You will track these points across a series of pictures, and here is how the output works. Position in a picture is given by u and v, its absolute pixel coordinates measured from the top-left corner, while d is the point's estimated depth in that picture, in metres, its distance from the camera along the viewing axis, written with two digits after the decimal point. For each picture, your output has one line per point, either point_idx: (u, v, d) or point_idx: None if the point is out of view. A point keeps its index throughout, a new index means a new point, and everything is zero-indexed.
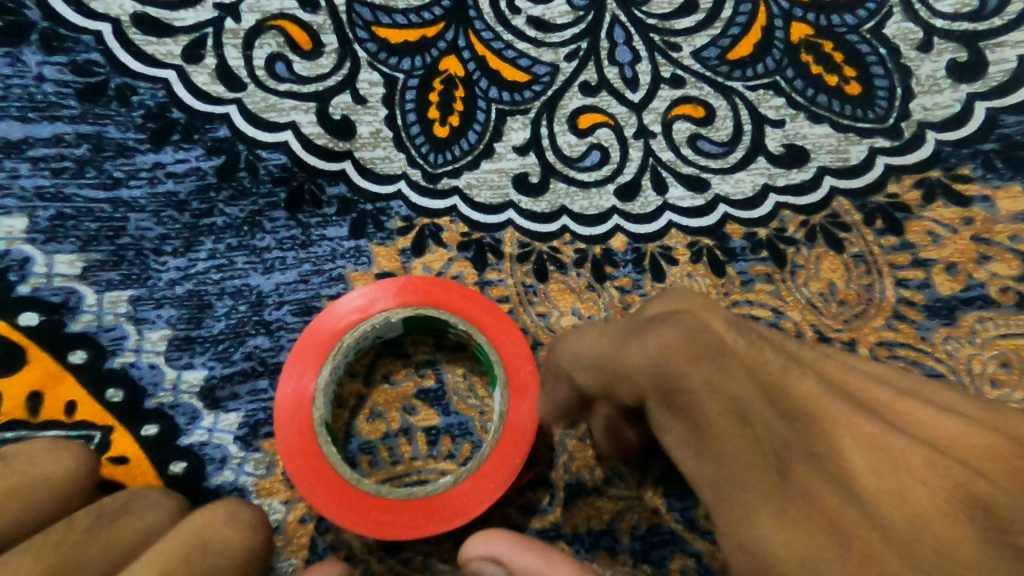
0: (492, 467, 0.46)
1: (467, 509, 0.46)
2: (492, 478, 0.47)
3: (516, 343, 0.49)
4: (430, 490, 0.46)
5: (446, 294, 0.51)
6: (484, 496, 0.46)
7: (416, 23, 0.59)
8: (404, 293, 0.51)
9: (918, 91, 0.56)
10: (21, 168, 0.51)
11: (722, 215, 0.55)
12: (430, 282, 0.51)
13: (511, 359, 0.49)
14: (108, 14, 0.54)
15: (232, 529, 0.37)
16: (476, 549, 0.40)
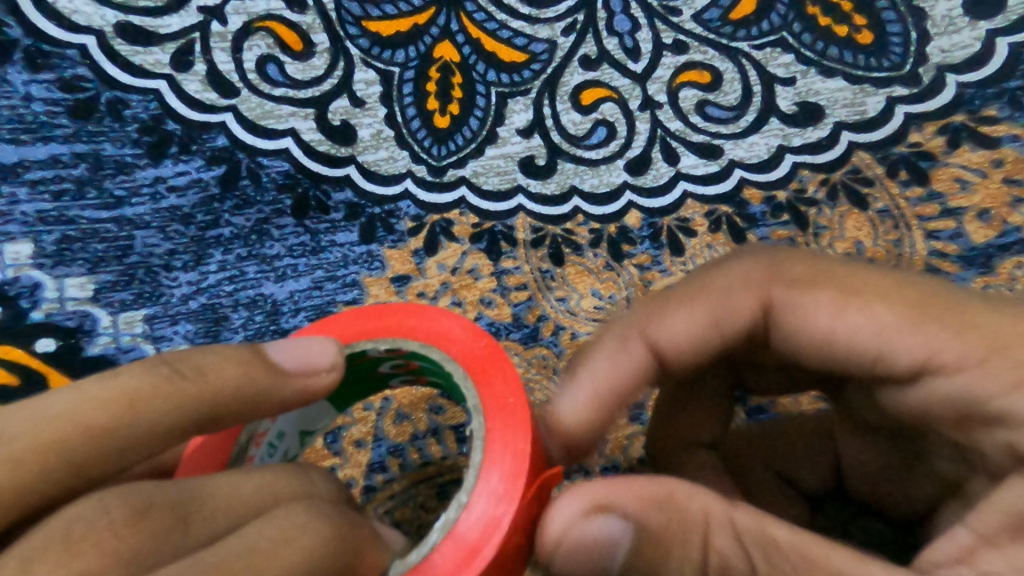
0: (497, 471, 0.35)
1: (493, 540, 0.33)
2: (506, 480, 0.35)
3: (466, 341, 0.38)
4: (423, 549, 0.34)
5: (348, 321, 0.39)
6: (509, 514, 0.34)
7: (407, 11, 0.57)
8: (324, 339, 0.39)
9: (933, 33, 0.54)
10: (21, 193, 0.50)
11: (738, 181, 0.54)
12: (345, 321, 0.39)
13: (452, 345, 0.38)
14: (91, 26, 0.53)
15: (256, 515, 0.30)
16: (578, 505, 0.35)
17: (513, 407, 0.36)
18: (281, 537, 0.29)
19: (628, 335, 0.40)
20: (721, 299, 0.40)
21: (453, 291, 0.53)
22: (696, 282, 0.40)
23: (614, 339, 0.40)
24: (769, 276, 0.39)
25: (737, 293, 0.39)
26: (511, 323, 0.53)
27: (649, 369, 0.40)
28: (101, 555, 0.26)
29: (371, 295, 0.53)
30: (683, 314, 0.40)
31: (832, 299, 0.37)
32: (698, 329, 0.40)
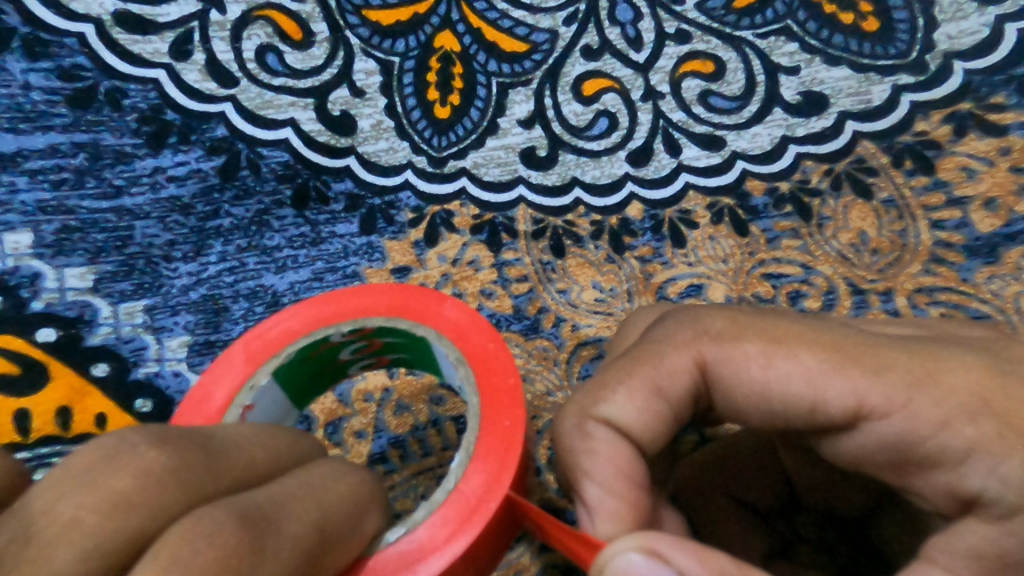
0: (491, 414, 0.37)
1: (505, 470, 0.36)
2: (504, 424, 0.37)
3: (418, 296, 0.41)
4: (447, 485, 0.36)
5: (318, 308, 0.41)
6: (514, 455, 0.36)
7: (407, 1, 0.57)
8: (257, 347, 0.40)
9: (940, 20, 0.54)
10: (20, 182, 0.50)
11: (741, 172, 0.54)
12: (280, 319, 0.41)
13: (412, 312, 0.41)
14: (90, 15, 0.52)
15: (259, 460, 0.30)
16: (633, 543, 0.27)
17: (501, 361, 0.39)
18: (316, 484, 0.31)
19: (584, 428, 0.33)
20: (655, 366, 0.33)
21: (453, 282, 0.53)
22: (609, 367, 0.34)
23: (579, 444, 0.33)
24: (697, 331, 0.34)
25: (665, 358, 0.33)
26: (512, 315, 0.52)
27: (630, 453, 0.33)
28: (129, 476, 0.23)
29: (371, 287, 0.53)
30: (625, 395, 0.33)
31: (761, 349, 0.32)
32: (645, 402, 0.33)
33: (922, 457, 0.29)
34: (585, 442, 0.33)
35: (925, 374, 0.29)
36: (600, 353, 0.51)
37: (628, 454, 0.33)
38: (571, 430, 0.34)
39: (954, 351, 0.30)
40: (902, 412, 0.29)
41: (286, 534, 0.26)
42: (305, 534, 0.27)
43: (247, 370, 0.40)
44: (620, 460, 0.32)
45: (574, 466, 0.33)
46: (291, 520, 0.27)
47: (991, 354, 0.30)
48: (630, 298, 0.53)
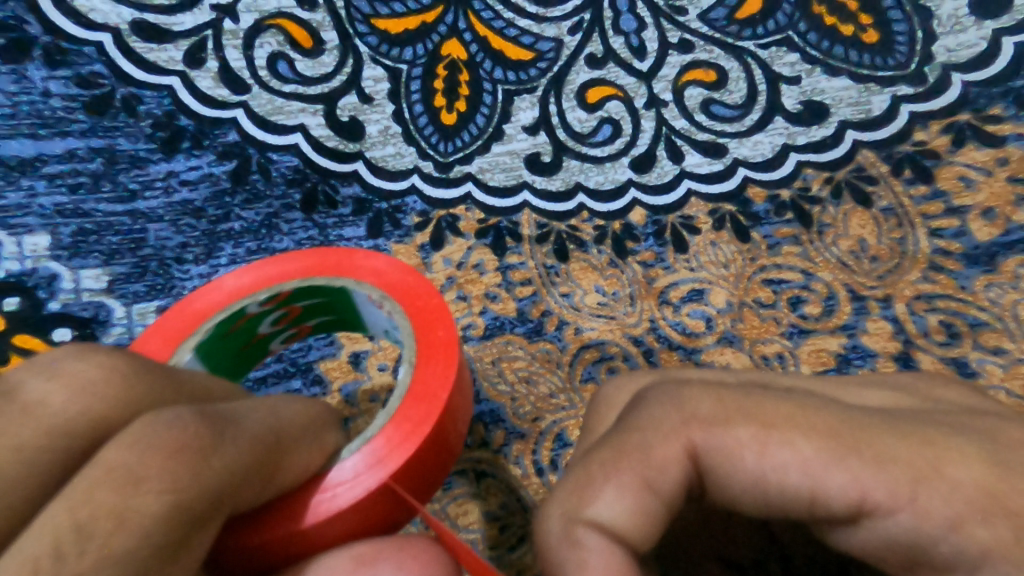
0: (424, 349, 0.42)
1: (437, 394, 0.40)
2: (436, 359, 0.41)
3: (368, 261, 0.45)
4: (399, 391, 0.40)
5: (252, 273, 0.46)
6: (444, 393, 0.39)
7: (415, 9, 0.58)
8: (213, 295, 0.46)
9: (940, 32, 0.54)
10: (38, 186, 0.51)
11: (742, 179, 0.55)
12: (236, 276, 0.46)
13: (359, 271, 0.45)
14: (108, 24, 0.54)
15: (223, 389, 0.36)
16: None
17: (430, 308, 0.43)
18: (272, 403, 0.35)
19: (574, 536, 0.27)
20: (643, 456, 0.28)
21: (458, 285, 0.54)
22: (591, 459, 0.29)
23: (569, 554, 0.27)
24: (683, 415, 0.29)
25: (655, 444, 0.29)
26: (516, 318, 0.53)
27: (626, 563, 0.26)
28: (103, 382, 0.29)
29: None
30: (613, 492, 0.28)
31: (752, 434, 0.28)
32: (633, 503, 0.28)
33: (933, 558, 0.25)
34: (576, 551, 0.27)
35: (927, 463, 0.26)
36: (602, 356, 0.52)
37: (628, 563, 0.26)
38: (558, 538, 0.28)
39: (972, 429, 0.27)
40: (907, 508, 0.25)
41: (250, 424, 0.32)
42: (264, 432, 0.32)
43: (190, 324, 0.45)
44: (618, 572, 0.26)
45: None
46: (252, 419, 0.32)
47: (990, 439, 0.27)
48: (632, 302, 0.53)
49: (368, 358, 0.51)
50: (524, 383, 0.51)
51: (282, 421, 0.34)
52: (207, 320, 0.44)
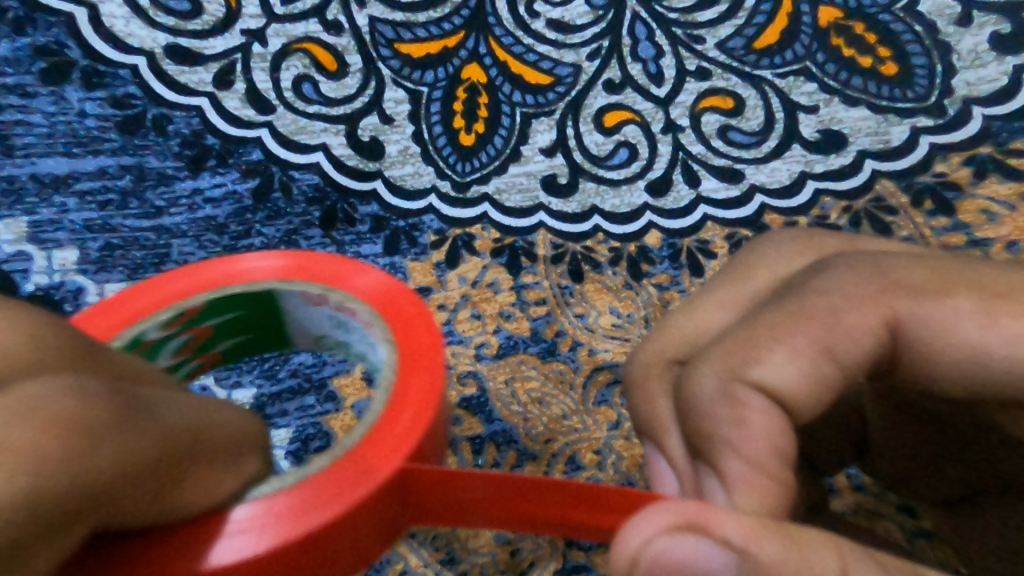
0: (405, 364, 0.37)
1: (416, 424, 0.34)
2: (412, 377, 0.36)
3: (343, 264, 0.42)
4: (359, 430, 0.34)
5: (181, 279, 0.41)
6: (437, 360, 0.37)
7: (437, 34, 0.60)
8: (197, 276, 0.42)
9: (959, 67, 0.55)
10: (70, 203, 0.53)
11: (760, 205, 0.55)
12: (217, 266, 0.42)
13: (345, 282, 0.41)
14: (143, 48, 0.55)
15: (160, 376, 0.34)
16: (659, 526, 0.22)
17: (394, 295, 0.40)
18: (207, 405, 0.32)
19: (734, 395, 0.28)
20: (832, 323, 0.28)
21: (473, 304, 0.54)
22: (763, 319, 0.30)
23: (724, 410, 0.29)
24: (883, 283, 0.29)
25: (845, 313, 0.29)
26: (530, 338, 0.53)
27: (783, 417, 0.28)
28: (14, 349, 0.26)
29: None
30: (784, 353, 0.28)
31: (976, 308, 0.27)
32: (810, 364, 0.28)
33: None
34: (733, 408, 0.28)
35: None
36: (616, 379, 0.52)
37: (782, 423, 0.28)
38: (713, 393, 0.29)
39: None
40: None
41: (166, 407, 0.29)
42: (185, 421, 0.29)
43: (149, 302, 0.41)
44: (774, 431, 0.28)
45: (713, 431, 0.29)
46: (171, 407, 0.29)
47: None
48: (647, 325, 0.53)
49: None
50: (536, 404, 0.51)
51: (210, 421, 0.31)
52: (133, 328, 0.40)
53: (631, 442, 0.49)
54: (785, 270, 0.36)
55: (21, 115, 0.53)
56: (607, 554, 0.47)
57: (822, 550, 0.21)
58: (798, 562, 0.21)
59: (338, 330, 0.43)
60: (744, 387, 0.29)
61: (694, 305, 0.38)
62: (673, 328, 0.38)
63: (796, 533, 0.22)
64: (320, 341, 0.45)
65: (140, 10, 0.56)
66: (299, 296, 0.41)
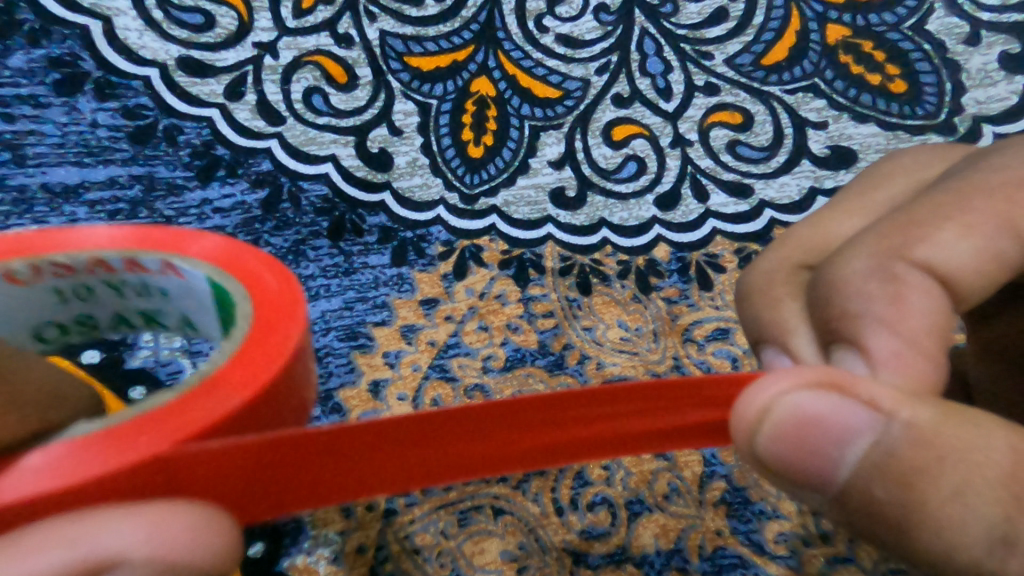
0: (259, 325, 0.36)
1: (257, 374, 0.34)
2: (273, 322, 0.36)
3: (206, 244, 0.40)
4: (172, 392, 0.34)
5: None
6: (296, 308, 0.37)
7: (447, 48, 0.60)
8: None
9: (968, 85, 0.55)
10: (79, 212, 0.52)
11: (768, 221, 0.55)
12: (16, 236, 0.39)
13: (232, 264, 0.39)
14: (156, 60, 0.56)
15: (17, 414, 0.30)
16: (795, 382, 0.27)
17: (241, 250, 0.40)
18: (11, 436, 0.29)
19: (900, 271, 0.34)
20: (1012, 201, 0.34)
21: (480, 315, 0.54)
22: (923, 207, 0.35)
23: (884, 286, 0.33)
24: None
25: (1015, 192, 0.34)
26: (537, 350, 0.53)
27: (942, 297, 0.33)
28: None
29: (400, 317, 0.53)
30: (954, 233, 0.34)
31: None
32: (982, 242, 0.33)
33: None
34: (892, 285, 0.33)
35: None
36: None
37: (942, 305, 0.33)
38: (868, 272, 0.34)
39: None
40: None
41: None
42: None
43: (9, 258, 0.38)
44: (932, 308, 0.33)
45: (867, 311, 0.33)
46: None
47: None
48: (656, 338, 0.53)
49: (388, 387, 0.51)
50: None
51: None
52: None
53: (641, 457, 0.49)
54: (921, 176, 0.41)
55: (32, 125, 0.53)
56: (615, 573, 0.46)
57: (992, 431, 0.26)
58: (953, 424, 0.26)
59: (103, 295, 0.41)
60: (904, 263, 0.34)
61: (824, 217, 0.42)
62: (801, 236, 0.41)
63: (955, 412, 0.27)
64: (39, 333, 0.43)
65: (154, 23, 0.57)
66: (96, 265, 0.39)
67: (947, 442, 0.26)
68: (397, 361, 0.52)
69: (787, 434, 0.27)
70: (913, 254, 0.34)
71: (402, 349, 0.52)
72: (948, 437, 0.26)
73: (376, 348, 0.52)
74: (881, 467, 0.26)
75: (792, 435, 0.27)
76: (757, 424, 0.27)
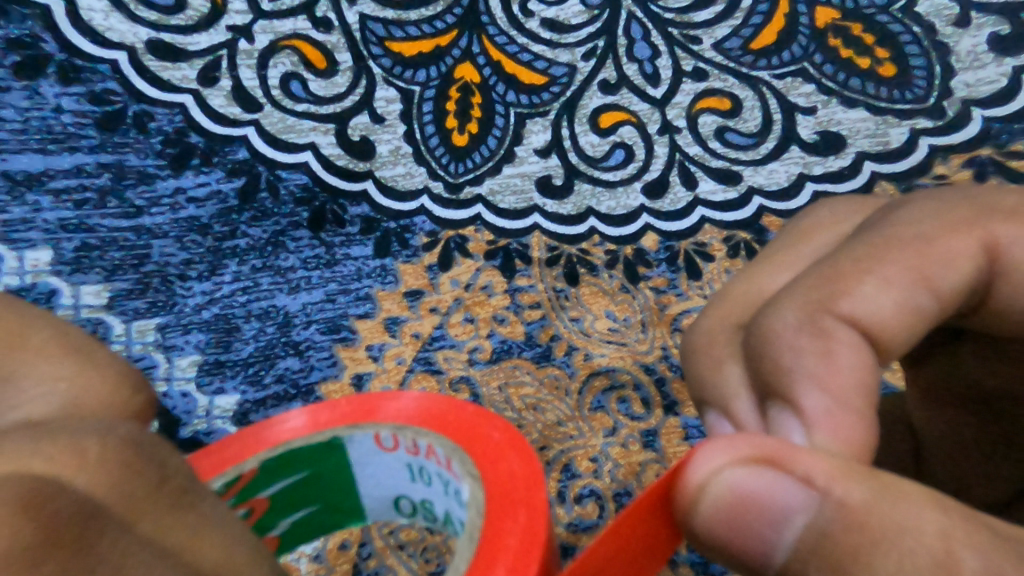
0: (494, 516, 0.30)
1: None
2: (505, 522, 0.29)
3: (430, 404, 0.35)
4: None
5: (208, 455, 0.35)
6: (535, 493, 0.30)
7: (429, 33, 0.58)
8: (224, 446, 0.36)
9: (958, 68, 0.55)
10: (44, 201, 0.50)
11: (757, 208, 0.55)
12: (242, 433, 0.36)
13: (443, 425, 0.34)
14: (123, 43, 0.54)
15: None
16: (731, 458, 0.25)
17: (513, 453, 0.32)
18: None
19: (826, 326, 0.30)
20: (927, 251, 0.31)
21: (465, 307, 0.53)
22: (847, 256, 0.32)
23: (812, 341, 0.30)
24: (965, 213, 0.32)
25: (933, 242, 0.31)
26: (524, 342, 0.52)
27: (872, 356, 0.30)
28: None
29: (383, 310, 0.52)
30: (876, 285, 0.31)
31: None
32: (903, 293, 0.31)
33: None
34: (821, 340, 0.30)
35: None
36: (612, 385, 0.50)
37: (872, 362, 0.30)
38: (796, 326, 0.31)
39: None
40: None
41: None
42: None
43: (240, 452, 0.35)
44: (859, 364, 0.30)
45: (795, 366, 0.30)
46: None
47: None
48: (644, 329, 0.52)
49: (371, 380, 0.50)
50: (531, 410, 0.50)
51: None
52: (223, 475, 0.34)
53: (628, 450, 0.48)
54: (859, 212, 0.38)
55: None
56: None
57: (922, 507, 0.22)
58: (887, 505, 0.22)
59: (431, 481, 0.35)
60: (831, 318, 0.31)
61: (754, 270, 0.38)
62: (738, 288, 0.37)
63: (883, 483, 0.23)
64: (396, 505, 0.39)
65: (122, 4, 0.54)
66: (429, 451, 0.34)
67: (882, 527, 0.22)
68: (380, 354, 0.51)
69: (724, 520, 0.24)
70: (839, 309, 0.31)
71: (386, 341, 0.51)
72: (880, 518, 0.22)
73: (359, 342, 0.51)
74: (818, 553, 0.23)
75: (725, 520, 0.24)
76: (694, 508, 0.24)
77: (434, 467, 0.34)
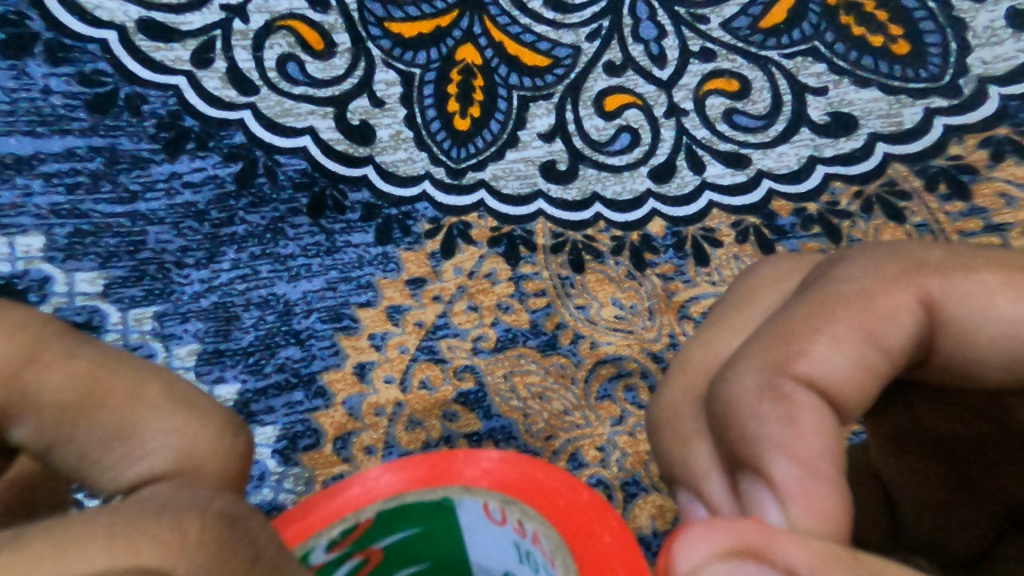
0: None
1: None
2: None
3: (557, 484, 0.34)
4: None
5: (308, 510, 0.35)
6: None
7: (429, 13, 0.57)
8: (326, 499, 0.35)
9: (974, 45, 0.54)
10: (34, 185, 0.49)
11: (766, 192, 0.54)
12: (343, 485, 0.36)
13: (558, 510, 0.33)
14: (113, 22, 0.52)
15: None
16: (710, 550, 0.23)
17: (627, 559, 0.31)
18: None
19: (784, 389, 0.28)
20: (866, 308, 0.29)
21: (469, 295, 0.52)
22: (794, 313, 0.29)
23: (774, 408, 0.27)
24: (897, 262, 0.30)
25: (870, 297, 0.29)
26: (529, 330, 0.51)
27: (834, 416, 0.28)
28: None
29: (385, 298, 0.51)
30: (828, 343, 0.28)
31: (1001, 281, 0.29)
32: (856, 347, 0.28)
33: None
34: (782, 405, 0.27)
35: None
36: (619, 373, 0.50)
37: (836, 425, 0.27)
38: (754, 392, 0.28)
39: None
40: None
41: None
42: None
43: (345, 508, 0.35)
44: (822, 428, 0.27)
45: (758, 436, 0.27)
46: None
47: None
48: (652, 316, 0.52)
49: (374, 370, 0.49)
50: (537, 399, 0.49)
51: None
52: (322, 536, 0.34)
53: (636, 438, 0.48)
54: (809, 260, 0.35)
55: None
56: None
57: None
58: None
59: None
60: (790, 378, 0.28)
61: (707, 335, 0.34)
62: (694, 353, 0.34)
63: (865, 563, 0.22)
64: None
65: None
66: (541, 542, 0.33)
67: None
68: (383, 343, 0.50)
69: None
70: (794, 367, 0.28)
71: (388, 330, 0.50)
72: None
73: (362, 331, 0.50)
74: None
75: None
76: None
77: (541, 558, 0.33)
